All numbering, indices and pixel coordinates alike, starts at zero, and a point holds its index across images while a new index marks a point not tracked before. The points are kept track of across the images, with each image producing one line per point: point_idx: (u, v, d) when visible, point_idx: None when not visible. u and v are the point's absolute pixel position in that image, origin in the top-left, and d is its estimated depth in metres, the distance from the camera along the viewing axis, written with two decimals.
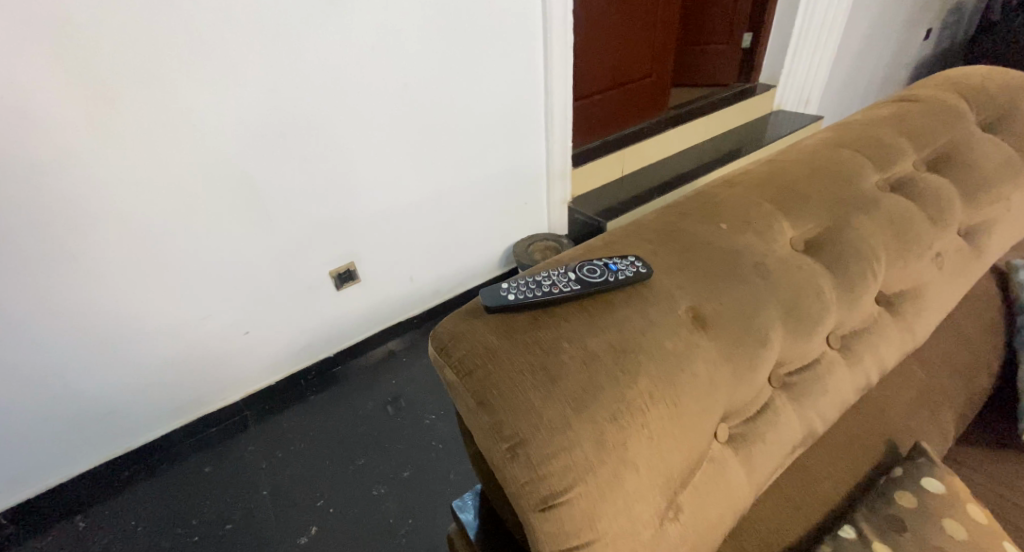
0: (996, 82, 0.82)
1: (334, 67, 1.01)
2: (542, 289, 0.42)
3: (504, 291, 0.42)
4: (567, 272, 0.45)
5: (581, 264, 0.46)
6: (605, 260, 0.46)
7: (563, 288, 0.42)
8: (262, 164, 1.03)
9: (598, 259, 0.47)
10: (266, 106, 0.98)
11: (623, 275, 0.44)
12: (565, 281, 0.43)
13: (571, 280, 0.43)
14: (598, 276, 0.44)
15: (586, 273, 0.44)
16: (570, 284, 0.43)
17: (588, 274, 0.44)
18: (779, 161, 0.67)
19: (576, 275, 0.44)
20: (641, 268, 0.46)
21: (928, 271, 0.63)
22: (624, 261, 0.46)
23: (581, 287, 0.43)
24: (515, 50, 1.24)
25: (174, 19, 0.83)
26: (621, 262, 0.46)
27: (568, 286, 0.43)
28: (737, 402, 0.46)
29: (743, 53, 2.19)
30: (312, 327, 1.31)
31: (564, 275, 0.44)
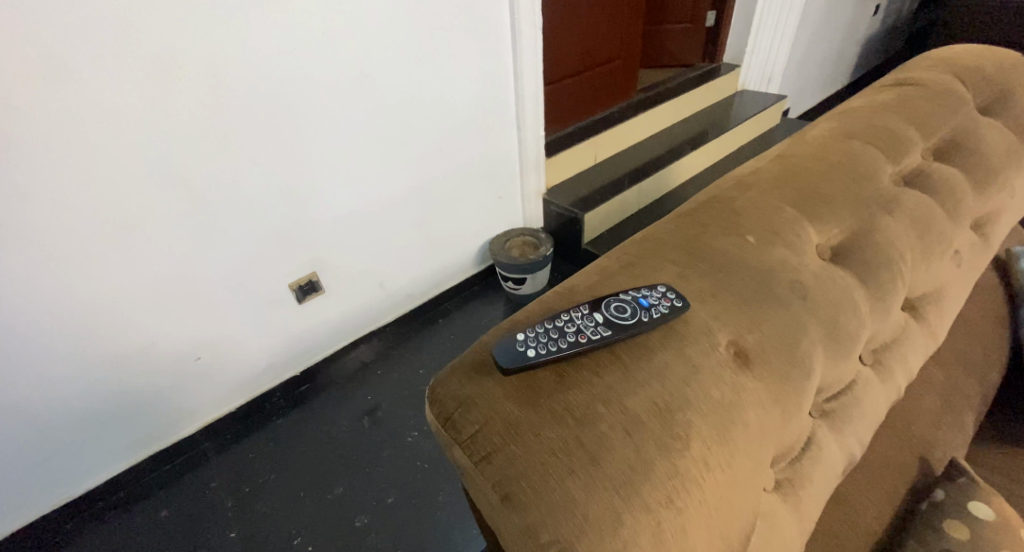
0: (987, 62, 0.80)
1: (281, 54, 0.88)
2: (568, 338, 0.35)
3: (520, 344, 0.34)
4: (592, 312, 0.37)
5: (605, 299, 0.38)
6: (632, 292, 0.39)
7: (593, 335, 0.35)
8: (201, 169, 0.89)
9: (623, 290, 0.40)
10: (203, 102, 0.84)
11: (658, 312, 0.37)
12: (592, 324, 0.36)
13: (599, 323, 0.36)
14: (629, 315, 0.36)
15: (614, 312, 0.37)
16: (599, 329, 0.35)
17: (617, 312, 0.37)
18: (789, 156, 0.62)
19: (604, 315, 0.37)
20: (676, 300, 0.38)
21: (948, 270, 0.59)
22: (655, 292, 0.39)
23: (611, 332, 0.35)
24: (482, 31, 1.13)
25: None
26: (651, 293, 0.39)
27: (598, 331, 0.35)
28: (785, 445, 0.40)
29: (708, 32, 2.15)
30: (275, 345, 1.19)
31: (590, 316, 0.36)
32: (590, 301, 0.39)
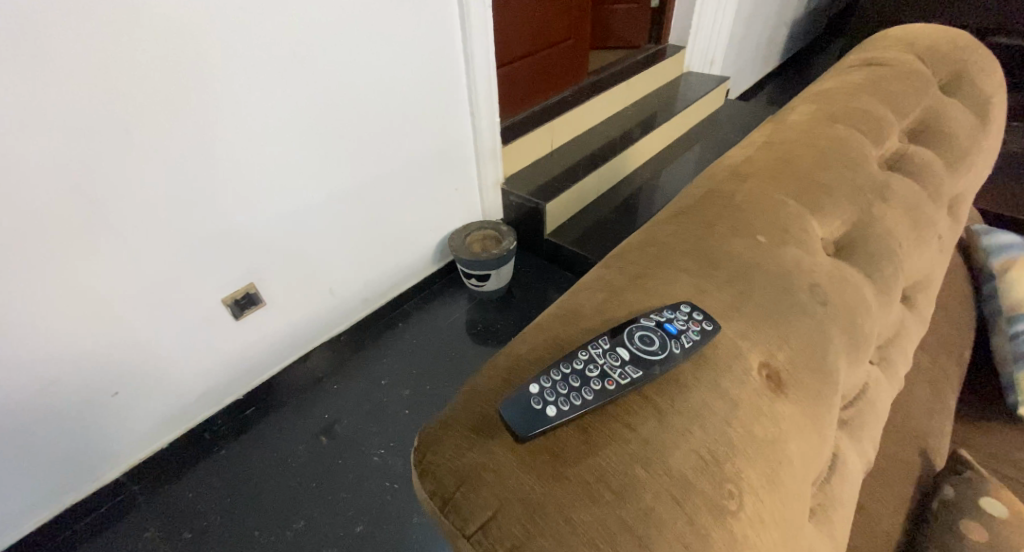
0: (944, 40, 0.80)
1: (190, 28, 0.73)
2: (593, 387, 0.28)
3: (535, 399, 0.28)
4: (614, 348, 0.31)
5: (626, 330, 0.32)
6: (654, 317, 0.33)
7: (621, 379, 0.29)
8: (100, 173, 0.74)
9: (642, 315, 0.34)
10: (92, 88, 0.69)
11: (690, 341, 0.31)
12: (617, 365, 0.30)
13: (625, 361, 0.30)
14: (657, 348, 0.31)
15: (639, 345, 0.31)
16: (627, 369, 0.29)
17: (643, 343, 0.31)
18: (778, 141, 0.57)
19: (629, 350, 0.31)
20: (705, 323, 0.33)
21: (935, 256, 0.58)
22: (679, 315, 0.33)
23: (641, 372, 0.29)
24: (429, 9, 1.02)
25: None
26: (676, 315, 0.33)
27: (626, 373, 0.29)
28: (818, 469, 0.36)
29: (653, 12, 2.13)
30: (210, 369, 1.05)
31: (613, 354, 0.31)
32: (607, 331, 0.33)
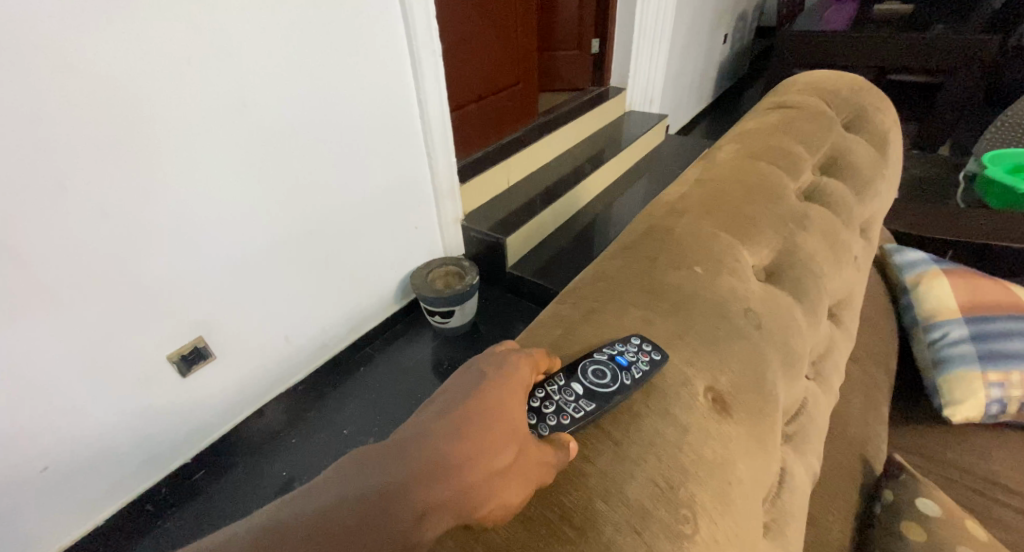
0: (843, 84, 0.90)
1: (128, 80, 0.73)
2: (549, 422, 0.30)
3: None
4: (570, 382, 0.33)
5: (581, 365, 0.34)
6: (609, 349, 0.35)
7: (576, 412, 0.31)
8: (31, 231, 0.71)
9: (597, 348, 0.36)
10: (21, 145, 0.67)
11: (639, 373, 0.33)
12: (572, 399, 0.32)
13: (579, 395, 0.32)
14: (610, 380, 0.32)
15: (593, 379, 0.33)
16: (581, 403, 0.31)
17: (595, 370, 0.33)
18: (709, 179, 0.62)
19: (583, 385, 0.33)
20: (654, 353, 0.35)
21: (853, 275, 0.64)
22: (630, 348, 0.35)
23: (594, 404, 0.31)
24: (380, 62, 1.07)
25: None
26: (626, 348, 0.35)
27: (580, 406, 0.31)
28: (769, 485, 0.39)
29: (594, 58, 2.27)
30: (154, 431, 0.98)
31: (567, 389, 0.32)
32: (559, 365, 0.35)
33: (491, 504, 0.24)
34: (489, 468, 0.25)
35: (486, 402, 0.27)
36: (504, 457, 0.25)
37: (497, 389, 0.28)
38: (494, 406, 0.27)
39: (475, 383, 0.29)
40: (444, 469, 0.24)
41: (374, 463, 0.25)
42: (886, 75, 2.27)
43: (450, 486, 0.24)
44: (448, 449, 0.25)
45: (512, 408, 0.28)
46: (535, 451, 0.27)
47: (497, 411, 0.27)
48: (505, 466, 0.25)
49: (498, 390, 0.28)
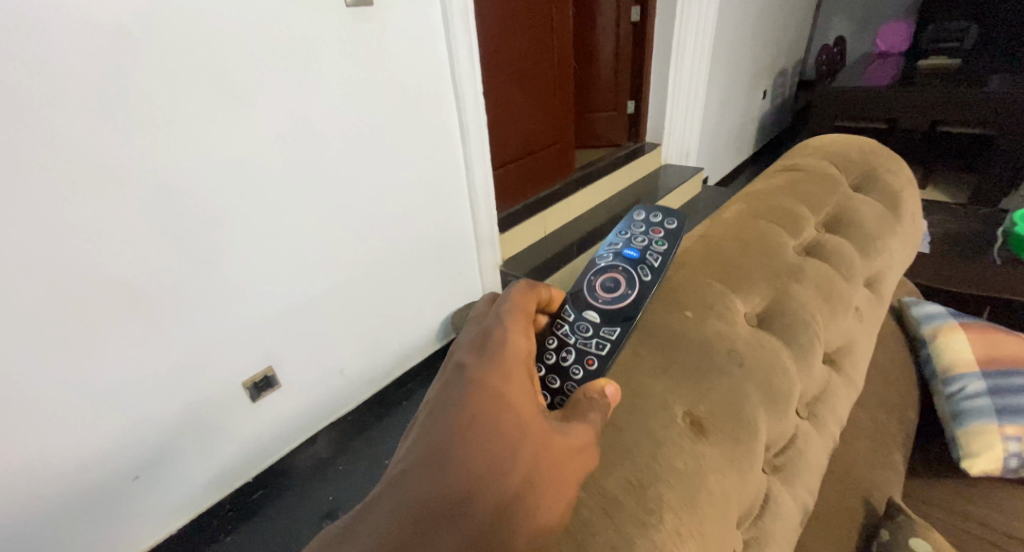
0: (853, 147, 0.96)
1: (235, 155, 0.92)
2: (583, 364, 0.45)
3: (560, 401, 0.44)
4: (591, 321, 0.50)
5: (599, 297, 0.52)
6: (622, 261, 0.56)
7: (604, 343, 0.47)
8: (149, 274, 0.88)
9: (609, 269, 0.55)
10: (153, 208, 0.85)
11: (651, 260, 0.56)
12: (597, 334, 0.48)
13: (601, 328, 0.49)
14: (624, 291, 0.53)
15: (610, 301, 0.52)
16: (604, 333, 0.48)
17: (618, 272, 0.55)
18: (711, 234, 0.70)
19: (598, 316, 0.50)
20: (663, 237, 0.60)
21: (853, 325, 0.69)
22: (640, 247, 0.58)
23: (618, 329, 0.49)
24: (431, 132, 1.24)
25: (6, 111, 0.69)
26: (639, 245, 0.58)
27: (604, 335, 0.48)
28: (746, 503, 0.44)
29: (629, 117, 2.41)
30: (225, 451, 1.11)
31: (592, 328, 0.49)
32: (571, 299, 0.53)
33: (529, 495, 0.32)
34: (518, 470, 0.33)
35: (506, 411, 0.35)
36: (529, 458, 0.33)
37: (510, 397, 0.36)
38: (503, 417, 0.35)
39: (491, 394, 0.36)
40: (485, 475, 0.32)
41: (430, 472, 0.32)
42: (938, 126, 2.31)
43: (493, 485, 0.32)
44: (486, 457, 0.33)
45: (520, 411, 0.35)
46: (558, 445, 0.35)
47: (507, 419, 0.35)
48: (531, 462, 0.33)
49: (499, 397, 0.36)
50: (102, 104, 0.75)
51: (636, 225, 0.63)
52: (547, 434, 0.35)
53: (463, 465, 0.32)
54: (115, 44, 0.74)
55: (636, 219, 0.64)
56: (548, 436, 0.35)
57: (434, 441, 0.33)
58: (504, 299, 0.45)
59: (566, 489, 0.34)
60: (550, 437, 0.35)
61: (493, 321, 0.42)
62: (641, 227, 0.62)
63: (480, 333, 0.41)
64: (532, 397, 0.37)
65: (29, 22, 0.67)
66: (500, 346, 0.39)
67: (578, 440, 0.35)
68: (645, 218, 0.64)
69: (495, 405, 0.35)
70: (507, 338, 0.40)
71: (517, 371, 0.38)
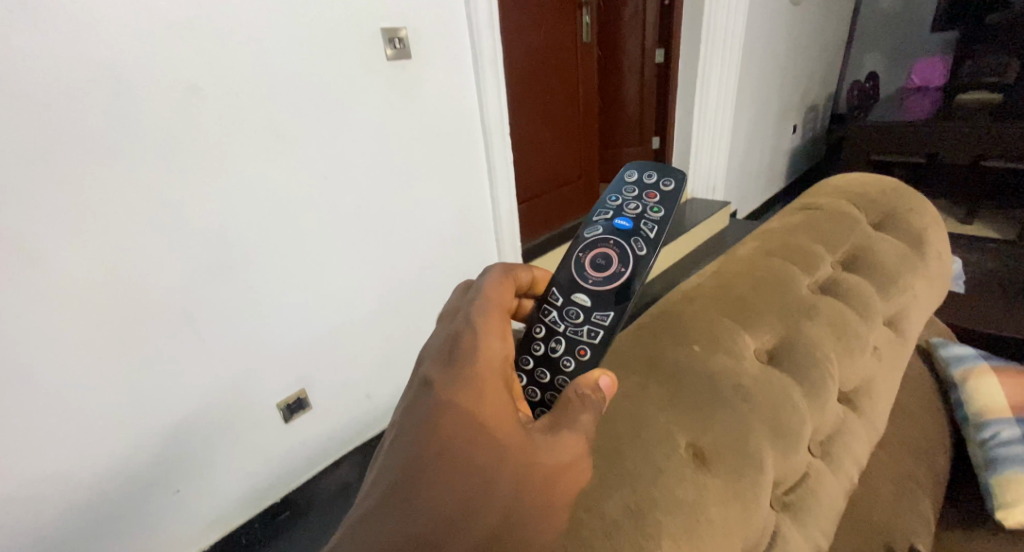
0: (873, 186, 0.97)
1: (282, 192, 1.02)
2: (572, 354, 0.47)
3: (552, 396, 0.46)
4: (581, 305, 0.50)
5: (588, 277, 0.51)
6: (612, 230, 0.54)
7: (594, 330, 0.48)
8: (199, 299, 0.96)
9: (598, 242, 0.53)
10: (208, 239, 0.94)
11: (645, 226, 0.53)
12: (586, 321, 0.49)
13: (591, 312, 0.49)
14: (616, 265, 0.51)
15: (601, 280, 0.51)
16: (593, 318, 0.49)
17: (610, 247, 0.52)
18: (724, 271, 0.72)
19: (588, 298, 0.50)
20: (659, 199, 0.56)
21: (870, 365, 0.69)
22: (632, 213, 0.55)
23: (609, 312, 0.49)
24: (460, 169, 1.32)
25: (92, 156, 0.79)
26: (630, 212, 0.55)
27: (594, 320, 0.49)
28: (752, 537, 0.45)
29: (655, 153, 2.46)
30: (257, 469, 1.17)
31: (581, 313, 0.49)
32: (559, 280, 0.51)
33: (515, 517, 0.33)
34: (502, 496, 0.33)
35: (483, 436, 0.34)
36: (512, 483, 0.33)
37: (487, 420, 0.34)
38: (478, 445, 0.33)
39: (467, 420, 0.34)
40: (470, 506, 0.32)
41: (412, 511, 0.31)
42: (982, 161, 2.29)
43: (478, 515, 0.32)
44: (468, 489, 0.32)
45: (496, 436, 0.34)
46: (541, 467, 0.34)
47: (483, 446, 0.33)
48: (515, 487, 0.33)
49: (473, 420, 0.34)
50: (171, 149, 0.86)
51: (628, 187, 0.58)
52: (528, 453, 0.34)
53: (441, 506, 0.32)
54: (182, 102, 0.85)
55: (629, 179, 0.59)
56: (530, 456, 0.34)
57: (406, 476, 0.32)
58: (476, 290, 0.42)
59: (552, 508, 0.35)
60: (532, 461, 0.34)
61: (463, 323, 0.39)
62: (635, 190, 0.57)
63: (449, 340, 0.38)
64: (510, 412, 0.36)
65: (114, 92, 0.79)
66: (471, 356, 0.37)
67: (561, 458, 0.35)
68: (637, 180, 0.59)
69: (473, 432, 0.34)
70: (478, 345, 0.38)
71: (492, 385, 0.36)
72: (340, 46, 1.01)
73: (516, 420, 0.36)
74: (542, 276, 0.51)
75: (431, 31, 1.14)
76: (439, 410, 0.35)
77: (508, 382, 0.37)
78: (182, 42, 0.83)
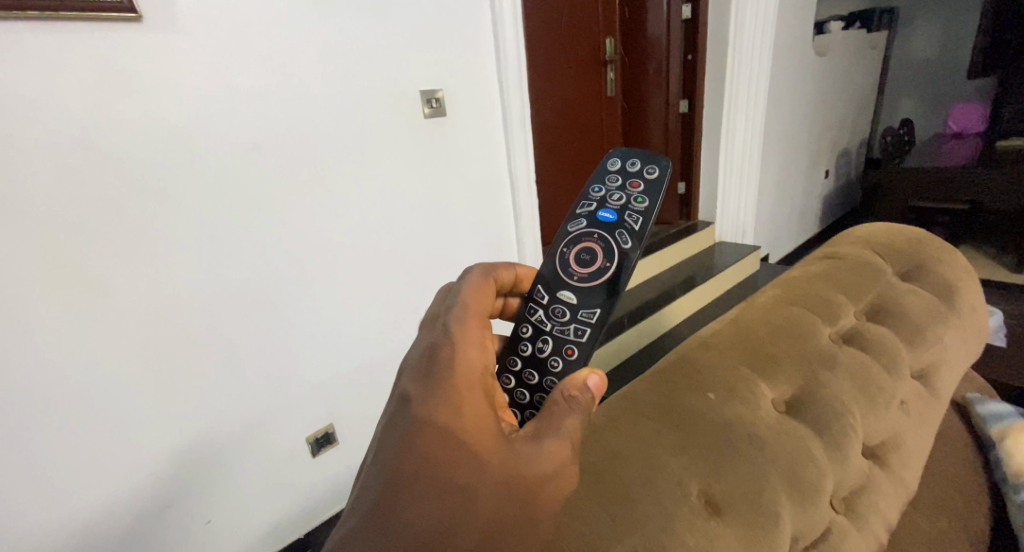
0: (899, 236, 0.97)
1: (324, 236, 1.10)
2: (562, 355, 0.49)
3: (541, 396, 0.49)
4: (569, 302, 0.51)
5: (574, 274, 0.53)
6: (597, 225, 0.55)
7: (583, 327, 0.50)
8: (242, 334, 1.03)
9: (582, 238, 0.55)
10: (253, 279, 1.02)
11: (629, 219, 0.55)
12: (574, 319, 0.51)
13: (578, 310, 0.51)
14: (601, 261, 0.53)
15: (587, 277, 0.53)
16: (582, 315, 0.51)
17: (594, 242, 0.54)
18: (743, 319, 0.73)
19: (574, 295, 0.52)
20: (643, 189, 0.56)
21: (897, 420, 0.68)
22: (615, 206, 0.56)
23: (597, 308, 0.51)
24: (488, 214, 1.39)
25: (161, 204, 0.88)
26: (613, 205, 0.56)
27: (583, 317, 0.51)
28: None
29: (681, 198, 2.48)
30: (284, 502, 1.19)
31: (568, 311, 0.51)
32: (546, 277, 0.53)
33: (498, 525, 0.34)
34: (484, 506, 0.34)
35: (463, 448, 0.35)
36: (495, 493, 0.35)
37: (465, 433, 0.36)
38: (460, 460, 0.35)
39: (446, 433, 0.35)
40: (453, 518, 0.33)
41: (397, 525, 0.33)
42: None
43: (462, 527, 0.33)
44: (451, 501, 0.34)
45: (475, 449, 0.35)
46: (526, 477, 0.36)
47: (464, 459, 0.35)
48: (496, 497, 0.35)
49: (453, 435, 0.35)
50: (229, 197, 0.96)
51: (610, 176, 0.59)
52: (509, 463, 0.36)
53: (425, 519, 0.33)
54: (240, 157, 0.95)
55: (611, 168, 0.59)
56: (511, 466, 0.36)
57: (391, 491, 0.34)
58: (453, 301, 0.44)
59: (539, 514, 0.36)
60: (513, 472, 0.35)
61: (440, 337, 0.40)
62: (618, 179, 0.58)
63: (427, 351, 0.40)
64: (490, 423, 0.37)
65: (183, 148, 0.89)
66: (447, 369, 0.38)
67: (544, 468, 0.37)
68: (620, 168, 0.59)
69: (452, 446, 0.35)
70: (454, 358, 0.39)
71: (471, 397, 0.37)
72: (384, 106, 1.12)
73: (498, 432, 0.37)
74: (525, 272, 0.54)
75: (463, 90, 1.24)
76: (419, 427, 0.35)
77: (488, 393, 0.39)
78: (246, 106, 0.94)
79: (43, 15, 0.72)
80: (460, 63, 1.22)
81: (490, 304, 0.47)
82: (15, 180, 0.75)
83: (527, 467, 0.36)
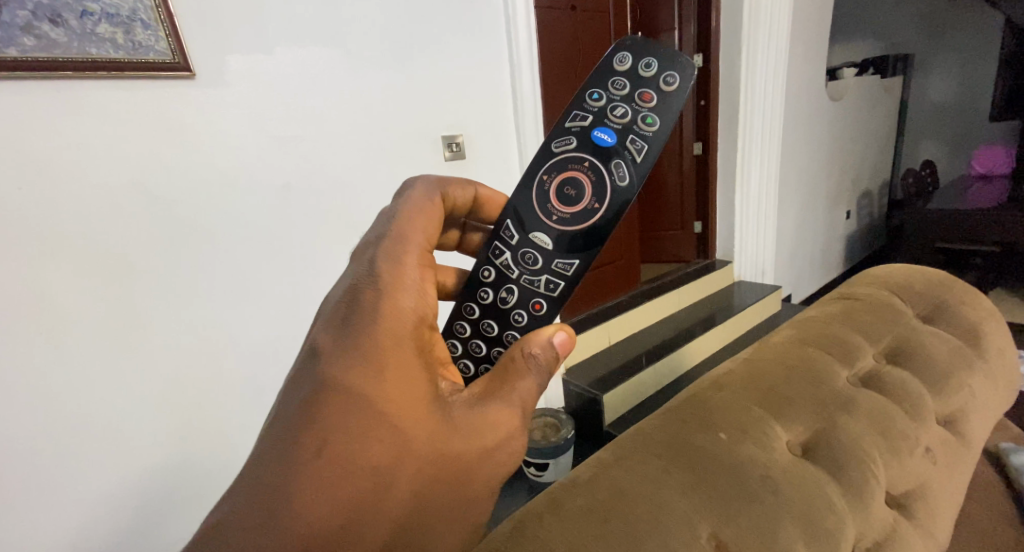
0: (919, 278, 0.95)
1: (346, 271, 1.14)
2: (528, 309, 0.49)
3: (497, 350, 0.49)
4: (543, 246, 0.50)
5: (553, 210, 0.50)
6: (591, 146, 0.50)
7: (555, 281, 0.50)
8: (264, 364, 1.06)
9: (569, 160, 0.50)
10: (277, 311, 1.06)
11: (628, 142, 0.50)
12: (546, 270, 0.50)
13: (552, 259, 0.50)
14: (585, 196, 0.50)
15: (565, 215, 0.50)
16: (556, 265, 0.50)
17: (582, 171, 0.50)
18: (756, 358, 0.72)
19: (550, 241, 0.50)
20: (651, 104, 0.51)
21: (922, 468, 0.66)
22: (616, 124, 0.51)
23: (572, 259, 0.50)
24: None
25: (195, 237, 0.93)
26: (614, 122, 0.51)
27: (556, 269, 0.50)
28: None
29: (698, 236, 2.49)
30: None
31: (540, 261, 0.50)
32: (521, 213, 0.51)
33: (416, 492, 0.34)
34: (404, 473, 0.34)
35: (383, 416, 0.33)
36: (416, 462, 0.34)
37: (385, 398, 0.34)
38: (378, 426, 0.33)
39: (365, 398, 0.33)
40: (368, 484, 0.32)
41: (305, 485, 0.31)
42: None
43: (377, 491, 0.33)
44: (367, 466, 0.32)
45: (396, 416, 0.34)
46: (452, 451, 0.36)
47: (383, 426, 0.33)
48: (416, 466, 0.34)
49: (372, 400, 0.33)
50: (260, 232, 1.00)
51: (617, 78, 0.52)
52: (435, 434, 0.35)
53: (336, 483, 0.31)
54: (272, 196, 1.01)
55: (620, 69, 0.52)
56: (436, 435, 0.35)
57: (300, 452, 0.32)
58: (385, 244, 0.41)
59: (462, 483, 0.36)
60: (438, 444, 0.35)
61: (366, 279, 0.38)
62: (626, 88, 0.52)
63: (349, 299, 0.37)
64: (415, 386, 0.35)
65: (220, 185, 0.94)
66: (370, 320, 0.36)
67: (474, 442, 0.37)
68: (629, 69, 0.52)
69: (372, 414, 0.33)
70: (381, 305, 0.36)
71: (394, 357, 0.35)
72: (409, 151, 1.18)
73: (424, 397, 0.36)
74: (486, 193, 0.52)
75: (483, 134, 1.30)
76: (334, 386, 0.33)
77: (420, 348, 0.37)
78: (280, 152, 1.01)
79: (109, 75, 0.81)
80: (481, 109, 1.29)
81: (436, 233, 0.44)
82: (64, 215, 0.80)
83: (456, 440, 0.36)
